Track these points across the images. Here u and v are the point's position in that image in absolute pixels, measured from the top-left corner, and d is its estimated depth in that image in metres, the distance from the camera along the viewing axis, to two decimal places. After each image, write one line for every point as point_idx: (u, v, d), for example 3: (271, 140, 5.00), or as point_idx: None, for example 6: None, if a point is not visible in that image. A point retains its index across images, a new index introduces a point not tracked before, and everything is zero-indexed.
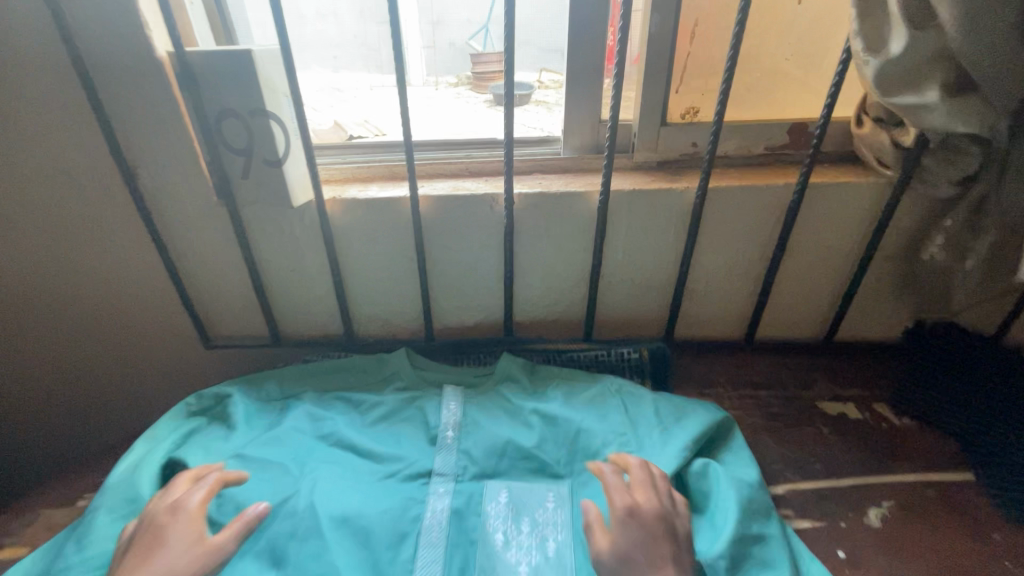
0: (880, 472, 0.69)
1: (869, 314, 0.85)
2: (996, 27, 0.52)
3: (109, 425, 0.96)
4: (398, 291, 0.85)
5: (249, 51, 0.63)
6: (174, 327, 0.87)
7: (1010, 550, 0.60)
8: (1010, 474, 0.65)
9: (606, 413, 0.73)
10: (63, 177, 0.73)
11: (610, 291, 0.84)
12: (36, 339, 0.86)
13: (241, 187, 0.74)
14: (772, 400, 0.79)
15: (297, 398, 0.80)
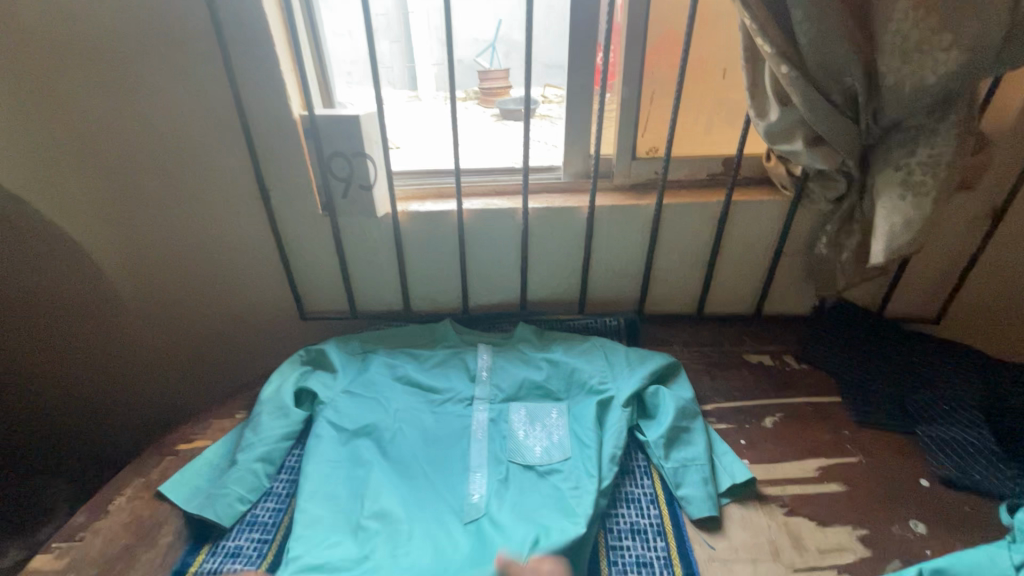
0: (777, 396, 1.01)
1: (785, 294, 1.18)
2: (827, 109, 0.85)
3: (230, 374, 1.31)
4: (445, 275, 1.18)
5: (357, 117, 0.96)
6: (282, 301, 1.21)
7: (853, 439, 0.91)
8: (862, 398, 0.98)
9: (592, 358, 1.04)
10: (220, 197, 1.07)
11: (598, 276, 1.17)
12: (188, 307, 1.20)
13: (341, 202, 1.07)
14: (711, 353, 1.12)
15: (374, 348, 1.12)
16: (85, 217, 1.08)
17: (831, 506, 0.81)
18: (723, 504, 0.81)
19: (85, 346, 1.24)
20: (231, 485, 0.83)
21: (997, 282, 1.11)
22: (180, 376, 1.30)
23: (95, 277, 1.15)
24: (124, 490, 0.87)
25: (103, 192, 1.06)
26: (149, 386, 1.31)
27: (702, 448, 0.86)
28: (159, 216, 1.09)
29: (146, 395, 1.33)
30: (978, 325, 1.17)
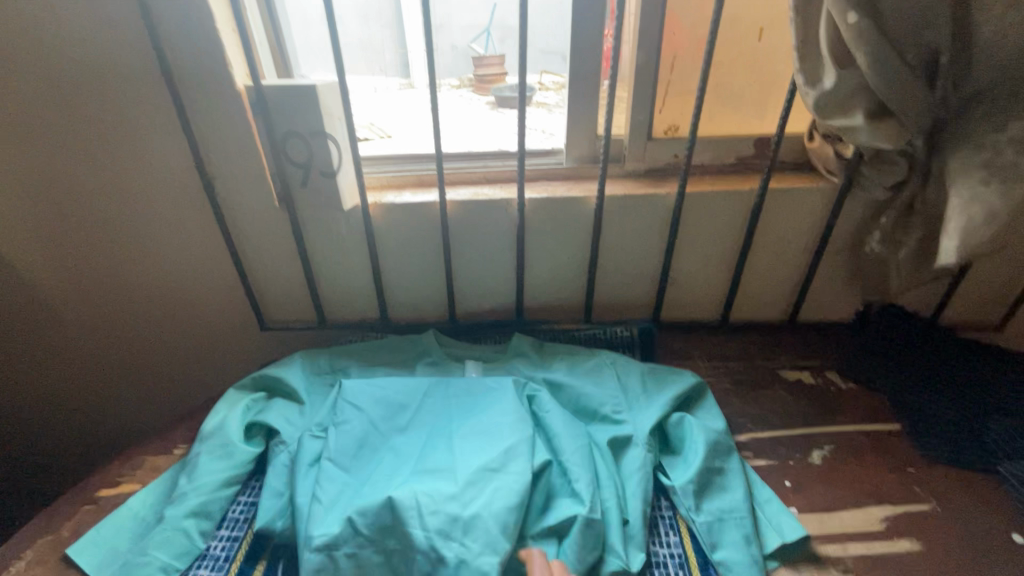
0: (824, 424, 0.84)
1: (824, 297, 1.01)
2: (901, 70, 0.67)
3: (183, 395, 1.13)
4: (427, 279, 1.01)
5: (314, 87, 0.79)
6: (237, 312, 1.03)
7: (921, 479, 0.76)
8: (927, 426, 0.82)
9: (601, 380, 0.87)
10: (155, 188, 0.89)
11: (606, 279, 1.00)
12: (127, 321, 1.02)
13: (300, 193, 0.89)
14: (741, 369, 0.95)
15: (340, 367, 0.94)
16: None
17: (906, 570, 0.65)
18: (770, 570, 0.65)
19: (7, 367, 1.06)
20: (154, 550, 0.67)
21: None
22: (124, 398, 1.13)
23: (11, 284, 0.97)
24: (23, 557, 0.69)
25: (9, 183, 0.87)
26: (89, 412, 1.13)
27: (739, 497, 0.70)
28: (82, 213, 0.90)
29: (86, 422, 1.15)
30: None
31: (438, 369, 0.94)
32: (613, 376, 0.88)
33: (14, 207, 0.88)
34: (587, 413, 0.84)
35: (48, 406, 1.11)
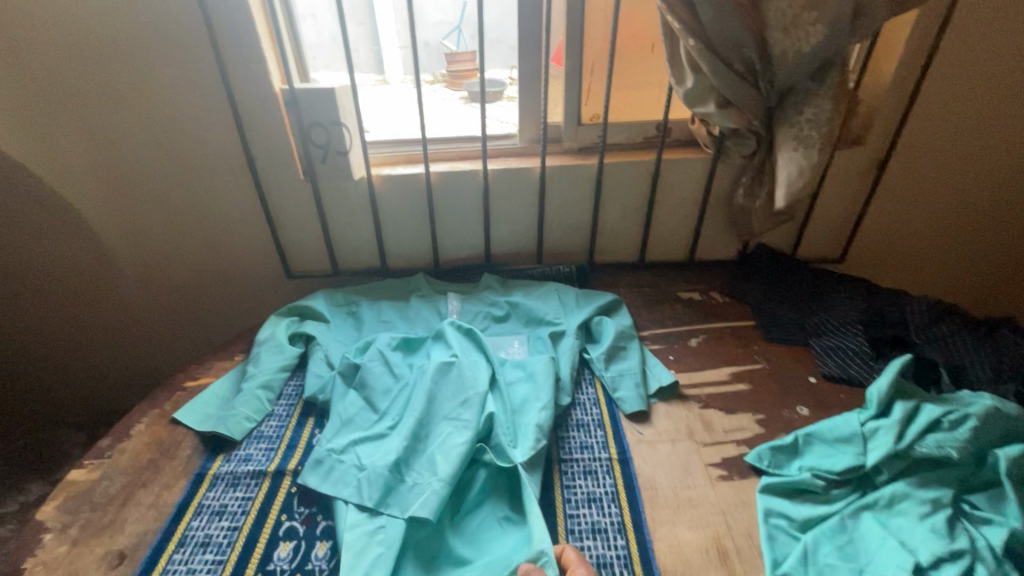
0: (702, 323, 1.19)
1: (713, 240, 1.37)
2: (730, 75, 1.02)
3: (222, 331, 1.43)
4: (417, 233, 1.32)
5: (332, 89, 1.09)
6: (269, 262, 1.33)
7: (760, 351, 1.11)
8: (771, 320, 1.18)
9: (546, 299, 1.20)
10: (210, 167, 1.19)
11: (552, 229, 1.33)
12: (182, 269, 1.32)
13: (320, 168, 1.19)
14: (650, 292, 1.29)
15: (351, 297, 1.25)
16: (84, 189, 1.19)
17: (737, 399, 1.00)
18: (651, 403, 1.00)
19: (84, 308, 1.35)
20: (239, 407, 0.97)
21: (886, 220, 1.31)
22: (174, 334, 1.42)
23: (96, 243, 1.26)
24: (141, 419, 0.99)
25: (100, 164, 1.16)
26: (146, 345, 1.42)
27: (635, 362, 1.04)
28: (155, 186, 1.20)
29: (143, 354, 1.44)
30: (873, 259, 1.37)
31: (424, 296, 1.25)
32: (553, 297, 1.21)
33: (106, 182, 1.18)
34: (536, 321, 1.17)
35: (116, 343, 1.41)
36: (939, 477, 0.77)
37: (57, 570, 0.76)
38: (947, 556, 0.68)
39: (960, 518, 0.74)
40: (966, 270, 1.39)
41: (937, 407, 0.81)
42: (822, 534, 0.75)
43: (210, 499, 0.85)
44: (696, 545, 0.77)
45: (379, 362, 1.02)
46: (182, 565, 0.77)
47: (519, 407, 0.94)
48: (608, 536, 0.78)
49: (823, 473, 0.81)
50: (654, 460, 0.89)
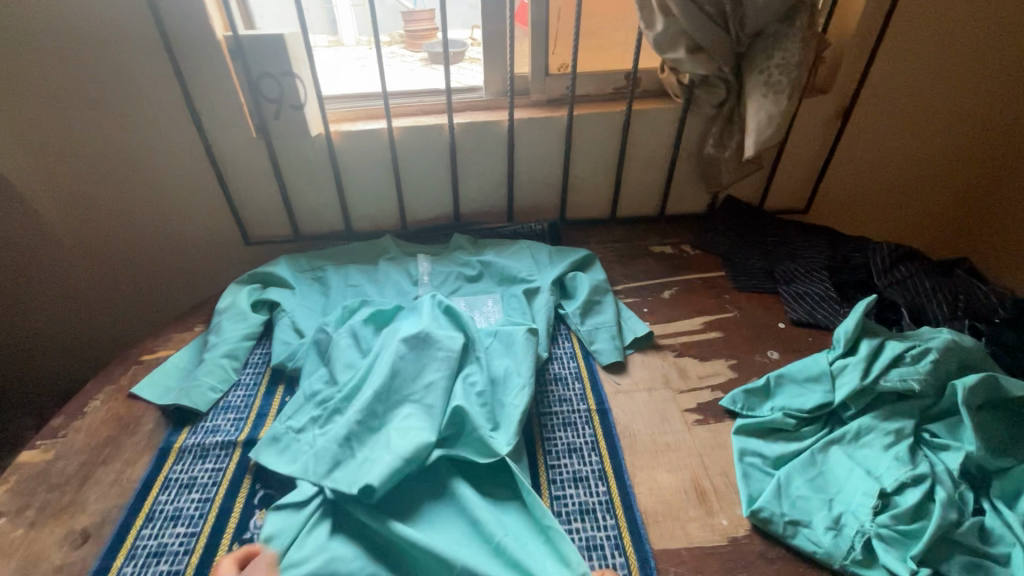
0: (675, 275, 1.20)
1: (684, 193, 1.36)
2: (701, 18, 1.00)
3: (179, 302, 1.36)
4: (382, 193, 1.27)
5: (282, 36, 1.01)
6: (225, 228, 1.26)
7: (731, 299, 1.13)
8: (741, 270, 1.19)
9: (518, 257, 1.18)
10: (151, 126, 1.10)
11: (522, 186, 1.30)
12: (128, 238, 1.23)
13: (273, 125, 1.11)
14: (622, 247, 1.29)
15: (315, 261, 1.19)
16: (9, 152, 1.08)
17: (710, 346, 1.02)
18: (628, 354, 1.00)
19: (22, 284, 1.25)
20: (202, 377, 0.93)
21: (854, 168, 1.33)
22: (126, 307, 1.34)
23: (28, 213, 1.16)
24: (96, 396, 0.93)
25: (24, 124, 1.05)
26: (96, 320, 1.34)
27: (610, 315, 1.04)
28: (89, 148, 1.10)
29: (92, 331, 1.35)
30: (844, 209, 1.40)
31: (392, 257, 1.20)
32: (525, 254, 1.19)
33: (33, 144, 1.08)
34: (509, 279, 1.14)
35: (61, 320, 1.32)
36: (903, 408, 0.80)
37: (14, 554, 0.72)
38: (909, 481, 0.72)
39: (921, 446, 0.78)
40: (936, 212, 1.43)
41: (900, 343, 0.84)
42: (793, 468, 0.77)
43: (177, 472, 0.81)
44: (675, 487, 0.78)
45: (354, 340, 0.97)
46: (152, 540, 0.73)
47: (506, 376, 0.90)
48: (589, 484, 0.79)
49: (793, 412, 0.84)
50: (631, 409, 0.90)
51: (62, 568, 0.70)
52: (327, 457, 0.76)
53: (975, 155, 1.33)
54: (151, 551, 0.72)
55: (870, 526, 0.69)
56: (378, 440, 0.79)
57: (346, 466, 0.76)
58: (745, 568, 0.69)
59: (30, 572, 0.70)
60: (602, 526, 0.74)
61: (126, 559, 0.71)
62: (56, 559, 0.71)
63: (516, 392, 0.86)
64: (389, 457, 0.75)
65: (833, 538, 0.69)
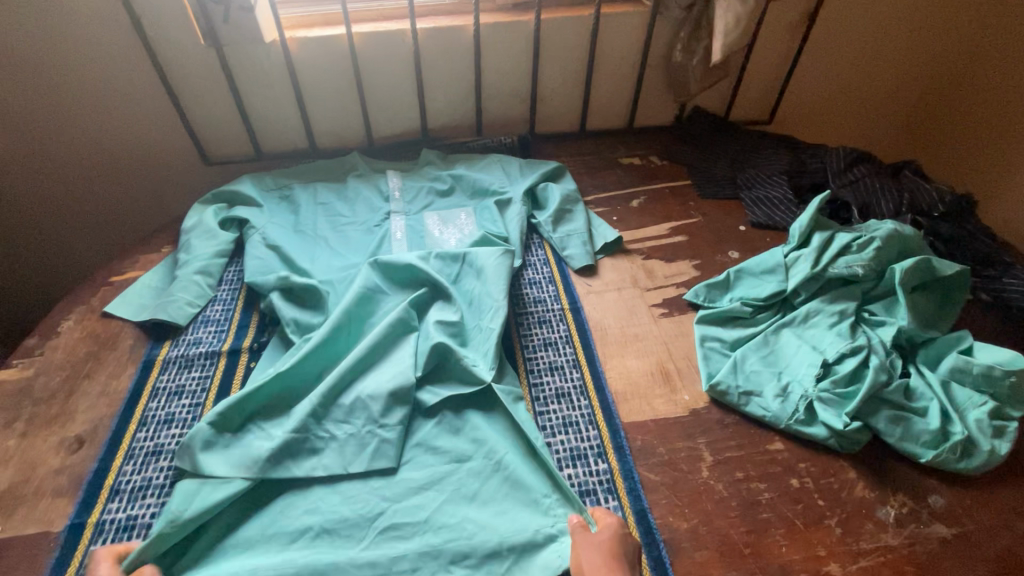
0: (643, 185, 1.23)
1: (652, 105, 1.36)
2: None
3: (138, 229, 1.30)
4: (345, 106, 1.22)
5: None
6: (180, 147, 1.20)
7: (696, 206, 1.17)
8: (706, 179, 1.22)
9: (489, 169, 1.18)
10: (85, 31, 1.02)
11: (490, 98, 1.27)
12: (76, 159, 1.16)
13: (221, 29, 1.03)
14: (592, 160, 1.30)
15: (279, 177, 1.16)
16: None
17: (676, 249, 1.07)
18: (599, 259, 1.04)
19: None
20: (178, 293, 0.92)
21: (822, 82, 1.36)
22: (73, 236, 1.26)
23: None
24: (68, 316, 0.92)
25: None
26: (45, 252, 1.26)
27: (581, 223, 1.07)
28: (19, 55, 1.02)
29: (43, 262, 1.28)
30: (825, 124, 1.44)
31: (360, 172, 1.18)
32: (495, 166, 1.19)
33: None
34: (481, 191, 1.14)
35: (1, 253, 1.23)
36: (848, 292, 0.88)
37: (11, 461, 0.73)
38: (848, 351, 0.80)
39: (861, 324, 0.86)
40: (922, 107, 1.43)
41: (848, 234, 0.90)
42: (748, 348, 0.85)
43: (164, 381, 0.83)
44: (643, 370, 0.85)
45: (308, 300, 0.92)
46: (148, 441, 0.76)
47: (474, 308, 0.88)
48: (565, 372, 0.84)
49: (750, 301, 0.91)
50: (602, 307, 0.95)
51: (62, 470, 0.73)
52: (306, 444, 0.73)
53: (956, 37, 1.30)
54: (149, 450, 0.75)
55: (812, 391, 0.78)
56: (354, 414, 0.75)
57: (330, 451, 0.73)
58: (703, 433, 0.77)
59: (30, 476, 0.72)
60: (576, 406, 0.80)
61: (124, 459, 0.74)
62: (55, 462, 0.73)
63: (493, 315, 0.85)
64: (380, 435, 0.74)
65: (780, 403, 0.78)
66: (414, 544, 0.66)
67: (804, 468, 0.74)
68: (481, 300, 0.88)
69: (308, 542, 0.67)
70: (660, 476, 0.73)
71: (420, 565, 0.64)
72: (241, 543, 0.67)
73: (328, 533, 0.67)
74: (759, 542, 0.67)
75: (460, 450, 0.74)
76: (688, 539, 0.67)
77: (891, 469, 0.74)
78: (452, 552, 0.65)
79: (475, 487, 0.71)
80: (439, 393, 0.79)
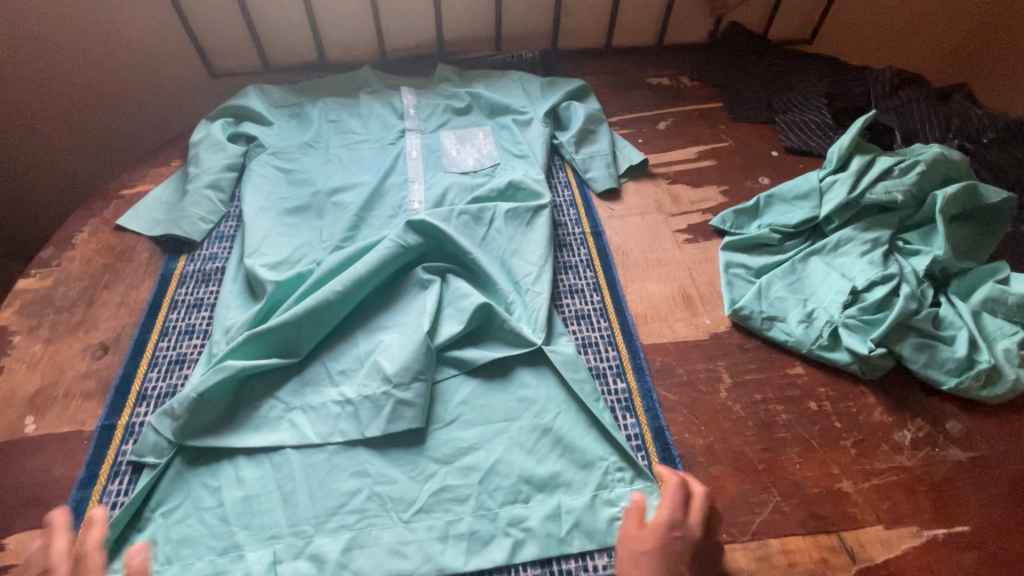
0: (671, 106, 1.16)
1: (685, 19, 1.25)
2: None
3: (140, 144, 1.22)
4: (356, 14, 1.14)
5: None
6: (182, 53, 1.14)
7: (727, 130, 1.11)
8: (740, 100, 1.15)
9: (509, 85, 1.11)
10: None
11: (511, 7, 1.18)
12: (80, 74, 1.08)
13: None
14: (618, 79, 1.22)
15: (288, 91, 1.10)
16: None
17: (703, 173, 1.02)
18: (623, 183, 1.00)
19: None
20: (191, 208, 0.90)
21: (877, 26, 1.29)
22: (82, 160, 1.18)
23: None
24: (82, 227, 0.91)
25: None
26: (37, 168, 1.15)
27: (605, 144, 1.02)
28: None
29: (36, 177, 1.16)
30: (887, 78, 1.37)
31: (371, 86, 1.12)
32: (514, 83, 1.12)
33: None
34: (500, 109, 1.08)
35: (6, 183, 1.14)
36: (884, 220, 0.84)
37: (39, 365, 0.74)
38: (879, 279, 0.77)
39: (895, 252, 0.82)
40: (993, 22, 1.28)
41: (890, 158, 0.85)
42: (774, 274, 0.82)
43: (183, 294, 0.82)
44: (664, 294, 0.84)
45: (314, 246, 0.87)
46: (171, 350, 0.77)
47: (509, 269, 0.83)
48: (586, 295, 0.83)
49: (779, 228, 0.88)
50: (624, 231, 0.92)
51: (90, 374, 0.74)
52: (321, 410, 0.69)
53: None
54: (172, 358, 0.76)
55: (838, 317, 0.76)
56: (367, 378, 0.71)
57: (344, 415, 0.69)
58: (723, 356, 0.77)
59: (58, 380, 0.73)
60: (596, 327, 0.79)
61: (148, 366, 0.75)
62: (81, 367, 0.74)
63: (536, 279, 0.81)
64: (395, 397, 0.68)
65: (804, 329, 0.77)
66: (470, 505, 0.64)
67: (824, 392, 0.74)
68: (523, 254, 0.84)
69: (359, 503, 0.64)
70: (678, 395, 0.73)
71: (479, 526, 0.62)
72: (286, 501, 0.64)
73: (380, 494, 0.64)
74: (775, 459, 0.68)
75: (512, 407, 0.70)
76: (702, 454, 0.68)
77: (912, 396, 0.73)
78: (512, 514, 0.63)
79: (529, 444, 0.68)
80: (487, 352, 0.74)
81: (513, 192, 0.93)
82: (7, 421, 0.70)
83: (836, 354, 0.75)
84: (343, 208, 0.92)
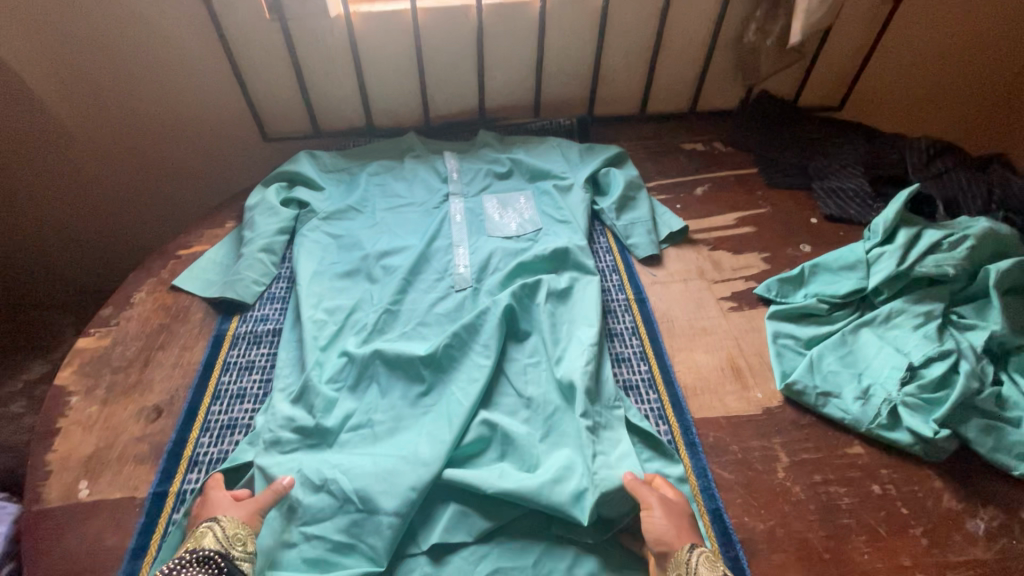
0: (707, 172, 1.18)
1: (717, 88, 1.30)
2: None
3: (199, 200, 1.32)
4: (404, 85, 1.20)
5: None
6: (241, 121, 1.21)
7: (764, 196, 1.13)
8: (775, 167, 1.17)
9: (548, 151, 1.15)
10: (166, 24, 1.04)
11: (551, 78, 1.24)
12: (149, 137, 1.18)
13: (288, 2, 1.02)
14: (653, 145, 1.26)
15: (336, 155, 1.15)
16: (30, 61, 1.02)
17: (744, 240, 1.03)
18: (664, 249, 1.01)
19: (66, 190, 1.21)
20: (245, 271, 0.93)
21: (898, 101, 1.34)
22: (152, 208, 1.30)
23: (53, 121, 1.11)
24: (140, 287, 0.94)
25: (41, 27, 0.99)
26: (112, 214, 1.27)
27: (645, 211, 1.04)
28: (100, 45, 1.04)
29: (107, 225, 1.29)
30: (914, 117, 1.37)
31: (416, 150, 1.16)
32: (553, 150, 1.16)
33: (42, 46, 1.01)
34: (540, 174, 1.11)
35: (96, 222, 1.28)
36: (934, 293, 0.83)
37: (94, 428, 0.75)
38: (936, 355, 0.75)
39: (948, 326, 0.81)
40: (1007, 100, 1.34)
41: (938, 232, 0.85)
42: (825, 346, 0.81)
43: (235, 356, 0.84)
44: (713, 365, 0.83)
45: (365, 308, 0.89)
46: (222, 415, 0.77)
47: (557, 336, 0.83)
48: (632, 364, 0.83)
49: (827, 298, 0.87)
50: (667, 298, 0.93)
51: (143, 438, 0.75)
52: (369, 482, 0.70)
53: None
54: (224, 423, 0.76)
55: (896, 395, 0.74)
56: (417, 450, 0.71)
57: None
58: (778, 432, 0.75)
59: (112, 443, 0.74)
60: (645, 399, 0.78)
61: (201, 431, 0.75)
62: (135, 430, 0.75)
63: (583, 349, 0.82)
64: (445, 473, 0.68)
65: (861, 407, 0.75)
66: None
67: (886, 474, 0.71)
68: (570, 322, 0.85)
69: None
70: (734, 475, 0.71)
71: None
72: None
73: None
74: (840, 547, 0.65)
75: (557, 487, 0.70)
76: (764, 541, 0.65)
77: (982, 482, 0.70)
78: None
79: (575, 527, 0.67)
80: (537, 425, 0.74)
81: (557, 258, 0.95)
82: (62, 484, 0.70)
83: (895, 436, 0.72)
84: (391, 271, 0.94)
